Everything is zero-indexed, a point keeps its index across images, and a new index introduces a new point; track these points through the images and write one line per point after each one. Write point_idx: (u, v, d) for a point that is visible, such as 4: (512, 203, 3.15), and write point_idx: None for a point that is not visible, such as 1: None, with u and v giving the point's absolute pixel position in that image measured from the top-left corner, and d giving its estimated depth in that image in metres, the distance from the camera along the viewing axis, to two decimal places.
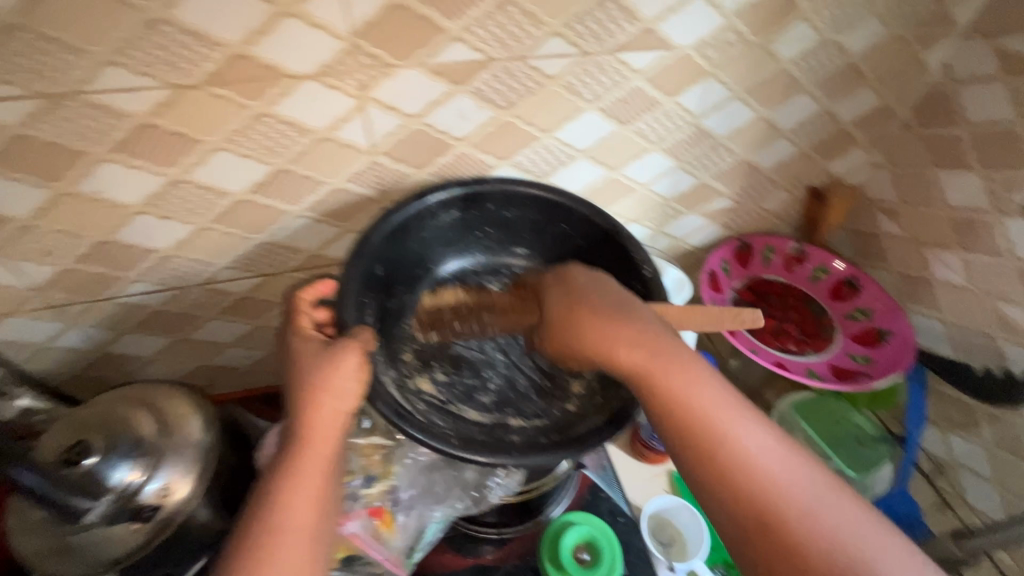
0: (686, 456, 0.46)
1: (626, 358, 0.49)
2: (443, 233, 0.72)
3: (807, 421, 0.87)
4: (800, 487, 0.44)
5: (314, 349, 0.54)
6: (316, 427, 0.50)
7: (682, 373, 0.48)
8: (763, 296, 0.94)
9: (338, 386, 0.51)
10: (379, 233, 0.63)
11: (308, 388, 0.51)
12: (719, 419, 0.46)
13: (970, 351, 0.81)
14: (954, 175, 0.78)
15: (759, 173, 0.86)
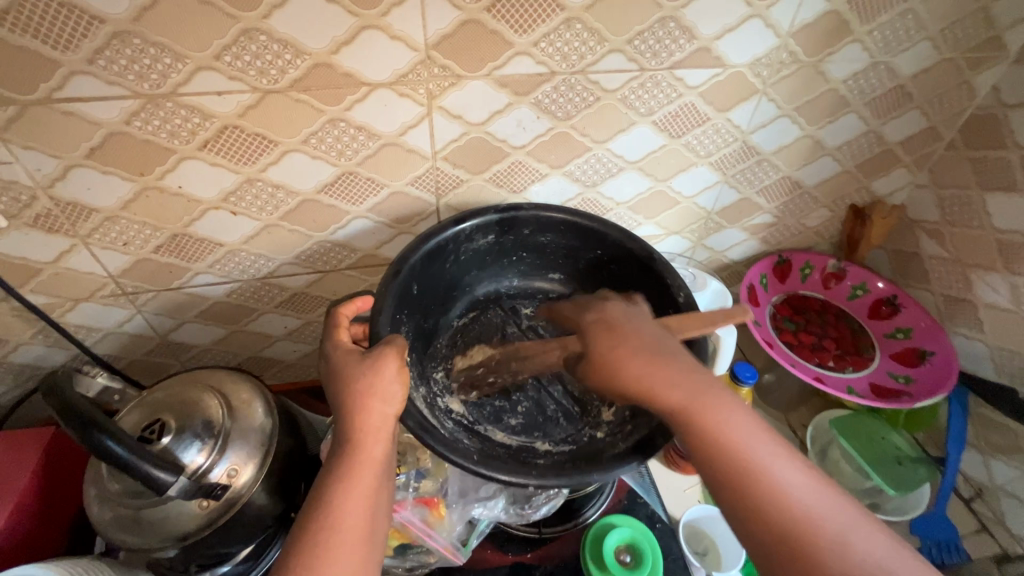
0: (720, 489, 0.45)
1: (663, 394, 0.48)
2: (482, 254, 0.74)
3: (845, 436, 0.85)
4: (833, 521, 0.42)
5: (352, 359, 0.54)
6: (360, 432, 0.50)
7: (719, 410, 0.47)
8: (802, 311, 0.94)
9: (385, 390, 0.52)
10: (420, 251, 0.66)
11: (348, 395, 0.51)
12: (750, 453, 0.45)
13: (1014, 375, 0.80)
14: (1002, 197, 0.78)
15: (802, 190, 0.87)
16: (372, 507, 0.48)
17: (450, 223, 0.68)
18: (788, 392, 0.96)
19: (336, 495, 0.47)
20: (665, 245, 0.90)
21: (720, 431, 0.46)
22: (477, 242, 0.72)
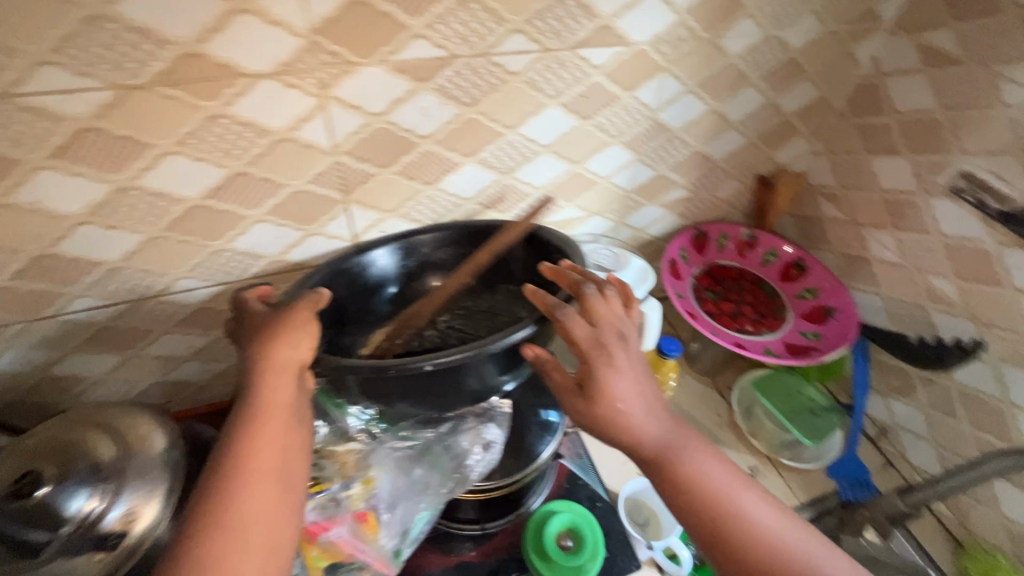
0: (690, 527, 0.52)
1: (646, 446, 0.53)
2: (388, 281, 0.73)
3: (767, 399, 0.93)
4: (799, 552, 0.49)
5: (261, 314, 0.55)
6: (261, 379, 0.50)
7: (694, 458, 0.53)
8: (720, 280, 0.98)
9: (287, 335, 0.52)
10: (317, 275, 0.65)
11: (253, 343, 0.52)
12: (727, 498, 0.51)
13: (904, 322, 0.87)
14: (886, 160, 0.84)
15: (711, 164, 0.90)
16: (281, 448, 0.48)
17: (350, 251, 0.70)
18: (714, 359, 1.00)
19: (243, 440, 0.47)
20: (588, 226, 0.90)
21: (696, 478, 0.52)
22: (372, 273, 0.71)
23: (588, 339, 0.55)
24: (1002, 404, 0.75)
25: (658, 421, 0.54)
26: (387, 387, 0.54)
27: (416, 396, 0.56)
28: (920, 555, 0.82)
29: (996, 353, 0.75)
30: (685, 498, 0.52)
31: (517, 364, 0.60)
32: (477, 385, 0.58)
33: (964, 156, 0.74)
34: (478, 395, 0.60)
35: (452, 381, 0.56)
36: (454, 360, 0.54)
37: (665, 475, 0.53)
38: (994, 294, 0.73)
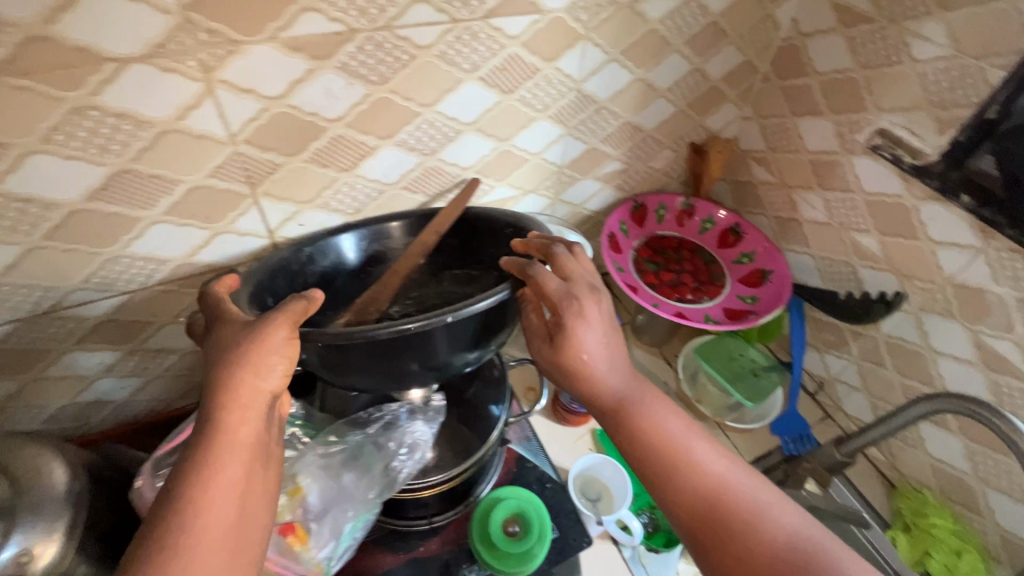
0: (643, 474, 0.52)
1: (603, 394, 0.54)
2: (335, 276, 0.68)
3: (711, 365, 0.93)
4: (751, 502, 0.48)
5: (233, 329, 0.48)
6: (227, 409, 0.44)
7: (648, 407, 0.53)
8: (660, 251, 0.99)
9: (259, 361, 0.46)
10: (265, 264, 0.61)
11: (224, 366, 0.45)
12: (679, 445, 0.51)
13: (834, 279, 0.89)
14: (810, 121, 0.85)
15: (643, 134, 0.89)
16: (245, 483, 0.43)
17: (293, 245, 0.65)
18: (659, 329, 1.01)
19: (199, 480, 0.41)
20: (524, 205, 0.88)
21: (647, 424, 0.52)
22: (320, 265, 0.67)
23: (559, 292, 0.54)
24: (924, 351, 0.79)
25: (617, 372, 0.55)
26: (345, 357, 0.53)
27: (374, 369, 0.54)
28: (857, 500, 0.88)
29: (916, 303, 0.78)
30: (637, 445, 0.52)
31: (484, 341, 0.58)
32: (443, 355, 0.56)
33: (880, 114, 0.75)
34: (445, 365, 0.58)
35: (426, 347, 0.54)
36: (412, 328, 0.50)
37: (618, 423, 0.53)
38: (912, 247, 0.76)
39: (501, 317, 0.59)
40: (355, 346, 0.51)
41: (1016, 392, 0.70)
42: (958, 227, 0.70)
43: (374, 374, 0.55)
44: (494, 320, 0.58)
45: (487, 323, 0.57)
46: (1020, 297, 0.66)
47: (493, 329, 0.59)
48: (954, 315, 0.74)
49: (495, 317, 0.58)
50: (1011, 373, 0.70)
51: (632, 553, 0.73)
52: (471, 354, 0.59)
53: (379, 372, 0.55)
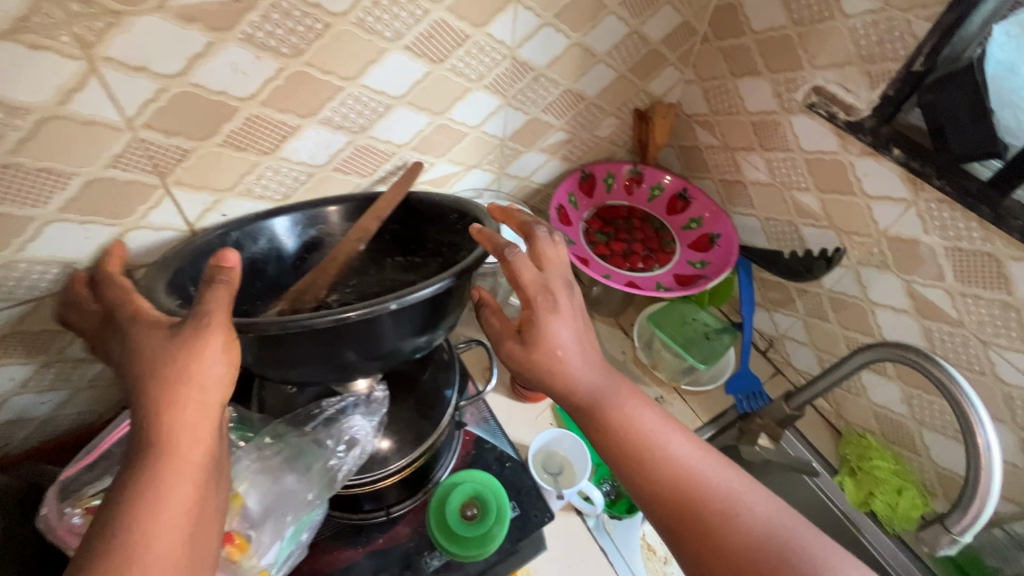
0: (620, 469, 0.51)
1: (577, 391, 0.52)
2: (267, 265, 0.63)
3: (663, 331, 0.94)
4: (724, 492, 0.48)
5: (158, 338, 0.42)
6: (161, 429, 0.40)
7: (623, 403, 0.52)
8: (610, 220, 0.98)
9: (187, 368, 0.41)
10: (185, 251, 0.55)
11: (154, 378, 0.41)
12: (652, 439, 0.50)
13: (778, 239, 0.91)
14: (749, 82, 0.85)
15: (585, 102, 0.86)
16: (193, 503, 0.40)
17: (219, 230, 0.60)
18: (614, 300, 1.01)
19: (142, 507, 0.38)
20: (467, 181, 0.85)
21: (625, 424, 0.51)
22: (249, 251, 0.62)
23: (535, 282, 0.53)
24: (863, 303, 0.81)
25: (590, 367, 0.52)
26: (283, 350, 0.49)
27: (315, 362, 0.51)
28: (809, 451, 0.91)
29: (855, 257, 0.80)
30: (613, 444, 0.51)
31: (433, 324, 0.56)
32: (390, 341, 0.53)
33: (815, 72, 0.75)
34: (393, 352, 0.55)
35: (371, 335, 0.51)
36: (352, 318, 0.47)
37: (593, 421, 0.52)
38: (849, 202, 0.77)
39: (451, 300, 0.56)
40: (294, 336, 0.48)
41: (946, 337, 0.73)
42: (890, 180, 0.72)
43: (315, 367, 0.52)
44: (444, 303, 0.55)
45: (436, 307, 0.54)
46: (948, 245, 0.68)
47: (442, 312, 0.56)
48: (889, 267, 0.76)
49: (445, 301, 0.55)
50: (941, 318, 0.72)
51: (596, 523, 0.76)
52: (420, 338, 0.56)
53: (325, 365, 0.52)
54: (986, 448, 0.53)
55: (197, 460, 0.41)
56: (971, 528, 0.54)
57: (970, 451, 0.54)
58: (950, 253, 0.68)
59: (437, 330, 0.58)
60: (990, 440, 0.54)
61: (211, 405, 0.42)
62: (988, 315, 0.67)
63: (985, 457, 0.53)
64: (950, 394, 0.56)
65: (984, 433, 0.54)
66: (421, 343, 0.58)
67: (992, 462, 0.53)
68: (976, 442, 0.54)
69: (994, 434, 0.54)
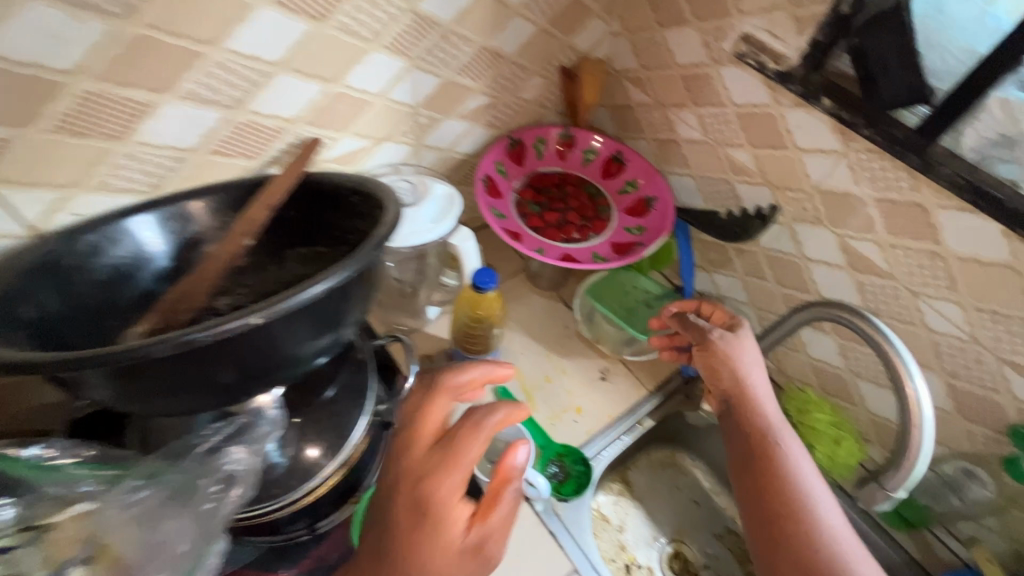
0: (764, 488, 0.63)
1: (762, 415, 0.67)
2: (137, 272, 0.53)
3: (603, 302, 0.92)
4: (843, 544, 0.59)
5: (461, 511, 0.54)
6: (430, 533, 0.52)
7: (791, 439, 0.65)
8: (543, 189, 0.92)
9: (481, 518, 0.54)
10: (18, 264, 0.46)
11: (445, 569, 0.51)
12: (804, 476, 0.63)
13: (715, 199, 0.87)
14: (676, 32, 0.80)
15: (504, 61, 0.79)
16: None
17: (62, 233, 0.49)
18: (552, 272, 0.97)
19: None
20: (380, 156, 0.77)
21: (781, 464, 0.63)
22: (110, 257, 0.51)
23: (723, 317, 0.75)
24: (799, 260, 0.80)
25: (773, 403, 0.68)
26: (142, 384, 0.42)
27: (189, 390, 0.44)
28: None
29: (789, 214, 0.78)
30: (778, 467, 0.63)
31: (333, 324, 0.50)
32: (282, 351, 0.46)
33: (743, 18, 0.71)
34: (284, 366, 0.48)
35: (251, 354, 0.44)
36: (216, 337, 0.40)
37: (769, 438, 0.65)
38: (782, 157, 0.75)
39: (351, 296, 0.50)
40: (154, 367, 0.41)
41: (878, 290, 0.72)
42: (821, 132, 0.69)
43: (191, 395, 0.45)
44: (337, 308, 0.49)
45: (325, 314, 0.48)
46: (878, 197, 0.66)
47: (337, 316, 0.49)
48: (823, 222, 0.74)
49: (337, 306, 0.48)
50: (872, 272, 0.71)
51: (543, 506, 0.74)
52: (317, 346, 0.50)
53: (206, 392, 0.45)
54: (917, 401, 0.53)
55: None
56: (903, 484, 0.55)
57: (902, 410, 0.54)
58: (880, 205, 0.66)
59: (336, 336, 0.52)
60: (920, 396, 0.53)
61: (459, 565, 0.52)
62: (916, 266, 0.66)
63: (916, 414, 0.53)
64: (882, 351, 0.56)
65: (915, 389, 0.53)
66: (320, 351, 0.51)
67: (923, 420, 0.53)
68: (907, 398, 0.53)
69: (924, 387, 0.53)
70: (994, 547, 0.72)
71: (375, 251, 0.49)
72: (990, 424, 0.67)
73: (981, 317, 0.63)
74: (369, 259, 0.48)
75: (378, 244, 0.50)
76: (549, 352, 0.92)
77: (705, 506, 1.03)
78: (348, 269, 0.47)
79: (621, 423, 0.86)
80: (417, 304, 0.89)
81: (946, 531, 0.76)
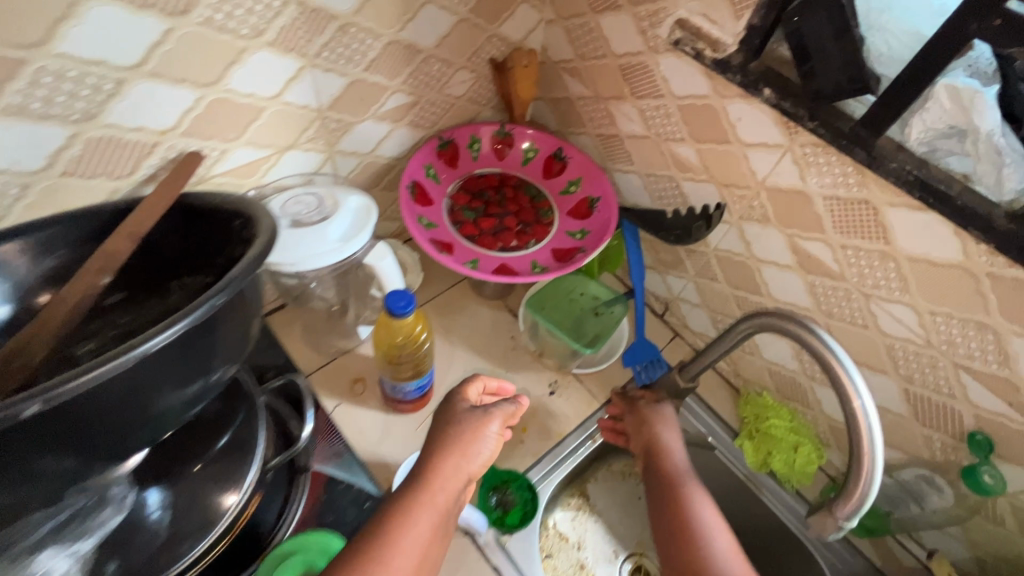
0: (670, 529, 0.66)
1: (668, 466, 0.71)
2: None
3: (546, 311, 0.87)
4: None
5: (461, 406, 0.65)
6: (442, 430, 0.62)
7: (697, 493, 0.68)
8: (479, 192, 0.86)
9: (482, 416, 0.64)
10: None
11: (452, 431, 0.62)
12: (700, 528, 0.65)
13: (661, 197, 0.82)
14: (611, 19, 0.73)
15: (423, 55, 0.71)
16: (460, 479, 0.59)
17: None
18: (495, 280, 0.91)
19: (423, 485, 0.57)
20: (287, 167, 0.69)
21: (686, 504, 0.67)
22: None
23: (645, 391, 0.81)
24: (749, 261, 0.75)
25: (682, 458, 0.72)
26: None
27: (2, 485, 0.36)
28: (705, 423, 0.86)
29: (736, 212, 0.72)
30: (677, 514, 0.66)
31: (196, 369, 0.43)
32: (131, 414, 0.40)
33: (677, 1, 0.65)
34: (136, 436, 0.42)
35: (78, 429, 0.37)
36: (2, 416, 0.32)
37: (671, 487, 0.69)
38: (726, 152, 0.69)
39: (210, 337, 0.43)
40: None
41: (829, 292, 0.67)
42: (764, 124, 0.63)
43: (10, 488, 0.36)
44: (184, 365, 0.42)
45: (166, 375, 0.40)
46: (825, 193, 0.61)
47: (188, 373, 0.42)
48: (771, 221, 0.69)
49: (184, 362, 0.41)
50: (823, 273, 0.66)
51: (487, 539, 0.70)
52: (175, 406, 0.43)
53: (35, 485, 0.38)
54: (863, 420, 0.50)
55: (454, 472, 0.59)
56: (855, 512, 0.52)
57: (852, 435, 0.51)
58: (828, 202, 0.61)
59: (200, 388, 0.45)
60: (869, 421, 0.50)
61: (464, 447, 0.61)
62: (867, 266, 0.61)
63: (866, 440, 0.50)
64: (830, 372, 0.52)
65: (862, 406, 0.50)
66: (185, 407, 0.45)
67: (873, 446, 0.50)
68: (855, 421, 0.50)
69: (871, 403, 0.50)
70: (956, 556, 0.69)
71: (217, 296, 0.41)
72: (947, 430, 0.63)
73: (934, 320, 0.58)
74: (208, 307, 0.41)
75: (222, 288, 0.42)
76: (493, 368, 0.86)
77: None
78: (179, 323, 0.39)
79: (571, 440, 0.81)
80: (346, 323, 0.82)
81: (910, 538, 0.73)
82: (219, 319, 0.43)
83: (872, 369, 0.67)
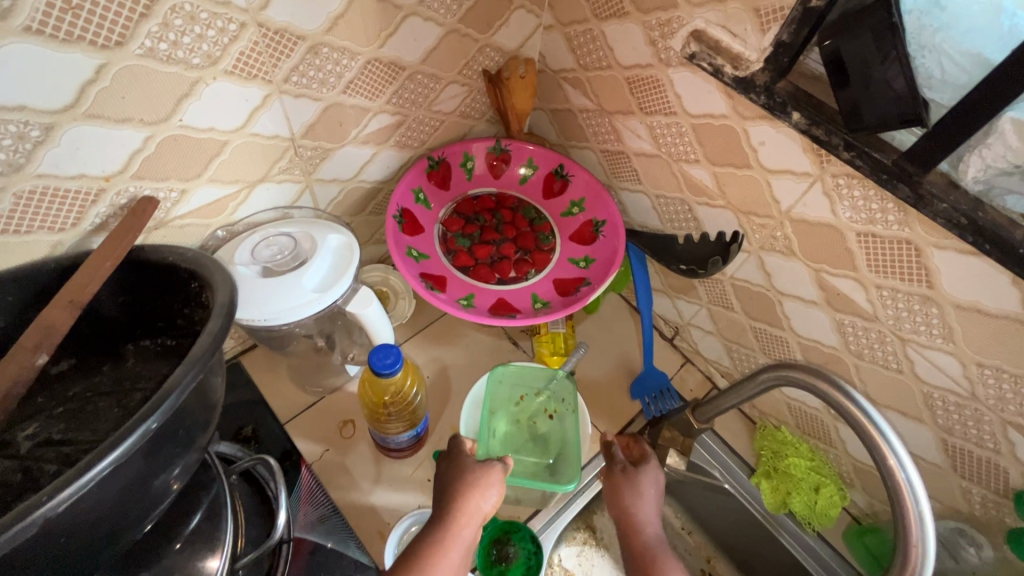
0: None
1: (643, 537, 0.64)
2: None
3: (494, 436, 0.72)
4: None
5: (467, 460, 0.62)
6: (455, 485, 0.59)
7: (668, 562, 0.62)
8: (474, 216, 0.79)
9: (486, 477, 0.59)
10: None
11: (463, 480, 0.59)
12: None
13: (673, 220, 0.75)
14: (615, 27, 0.65)
15: (408, 72, 0.63)
16: (477, 523, 0.57)
17: None
18: None
19: (444, 531, 0.55)
20: (259, 202, 0.62)
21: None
22: None
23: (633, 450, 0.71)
24: (769, 293, 0.68)
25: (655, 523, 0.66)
26: None
27: None
28: (719, 467, 0.79)
29: (756, 241, 0.66)
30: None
31: (154, 481, 0.36)
32: (82, 549, 0.33)
33: (692, 10, 0.57)
34: (81, 567, 0.34)
35: None
36: None
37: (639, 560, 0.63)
38: (745, 177, 0.62)
39: (164, 448, 0.35)
40: None
41: (860, 332, 0.61)
42: (791, 151, 0.56)
43: None
44: (117, 499, 0.33)
45: (96, 517, 0.33)
46: (860, 228, 0.55)
47: (130, 496, 0.34)
48: (795, 253, 0.62)
49: (121, 493, 0.33)
50: (854, 312, 0.60)
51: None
52: (122, 529, 0.36)
53: None
54: (911, 494, 0.45)
55: (465, 530, 0.56)
56: None
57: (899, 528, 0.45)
58: (862, 239, 0.55)
59: (146, 508, 0.37)
60: (922, 507, 0.45)
61: (473, 505, 0.57)
62: (906, 309, 0.55)
63: (916, 534, 0.45)
64: (875, 452, 0.46)
65: (907, 479, 0.45)
66: (142, 520, 0.37)
67: (925, 542, 0.45)
68: (906, 516, 0.45)
69: (916, 474, 0.45)
70: None
71: (146, 423, 0.32)
72: (989, 485, 0.58)
73: (982, 372, 0.53)
74: (133, 439, 0.31)
75: (154, 410, 0.33)
76: None
77: (678, 547, 0.84)
78: (102, 463, 0.30)
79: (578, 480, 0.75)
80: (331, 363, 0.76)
81: None
82: (160, 435, 0.34)
83: (906, 415, 0.62)
